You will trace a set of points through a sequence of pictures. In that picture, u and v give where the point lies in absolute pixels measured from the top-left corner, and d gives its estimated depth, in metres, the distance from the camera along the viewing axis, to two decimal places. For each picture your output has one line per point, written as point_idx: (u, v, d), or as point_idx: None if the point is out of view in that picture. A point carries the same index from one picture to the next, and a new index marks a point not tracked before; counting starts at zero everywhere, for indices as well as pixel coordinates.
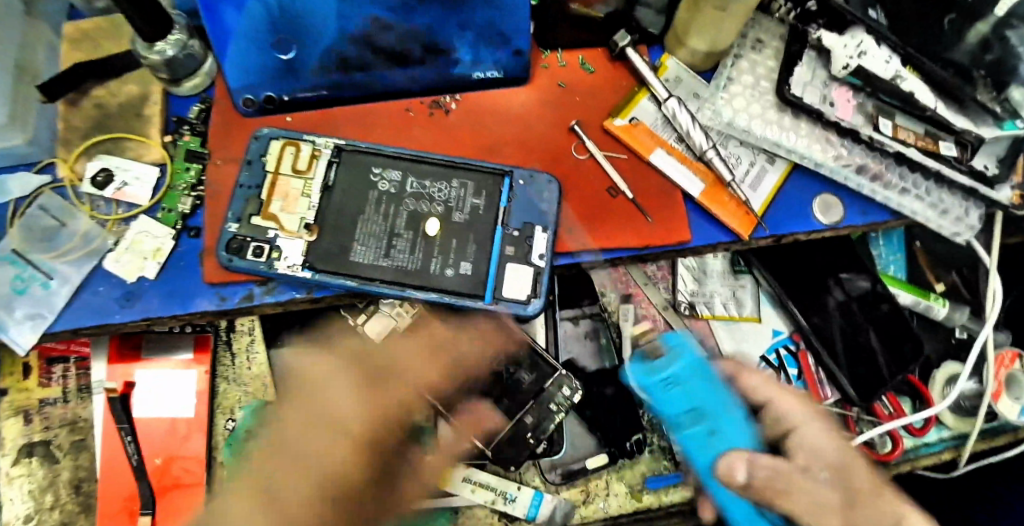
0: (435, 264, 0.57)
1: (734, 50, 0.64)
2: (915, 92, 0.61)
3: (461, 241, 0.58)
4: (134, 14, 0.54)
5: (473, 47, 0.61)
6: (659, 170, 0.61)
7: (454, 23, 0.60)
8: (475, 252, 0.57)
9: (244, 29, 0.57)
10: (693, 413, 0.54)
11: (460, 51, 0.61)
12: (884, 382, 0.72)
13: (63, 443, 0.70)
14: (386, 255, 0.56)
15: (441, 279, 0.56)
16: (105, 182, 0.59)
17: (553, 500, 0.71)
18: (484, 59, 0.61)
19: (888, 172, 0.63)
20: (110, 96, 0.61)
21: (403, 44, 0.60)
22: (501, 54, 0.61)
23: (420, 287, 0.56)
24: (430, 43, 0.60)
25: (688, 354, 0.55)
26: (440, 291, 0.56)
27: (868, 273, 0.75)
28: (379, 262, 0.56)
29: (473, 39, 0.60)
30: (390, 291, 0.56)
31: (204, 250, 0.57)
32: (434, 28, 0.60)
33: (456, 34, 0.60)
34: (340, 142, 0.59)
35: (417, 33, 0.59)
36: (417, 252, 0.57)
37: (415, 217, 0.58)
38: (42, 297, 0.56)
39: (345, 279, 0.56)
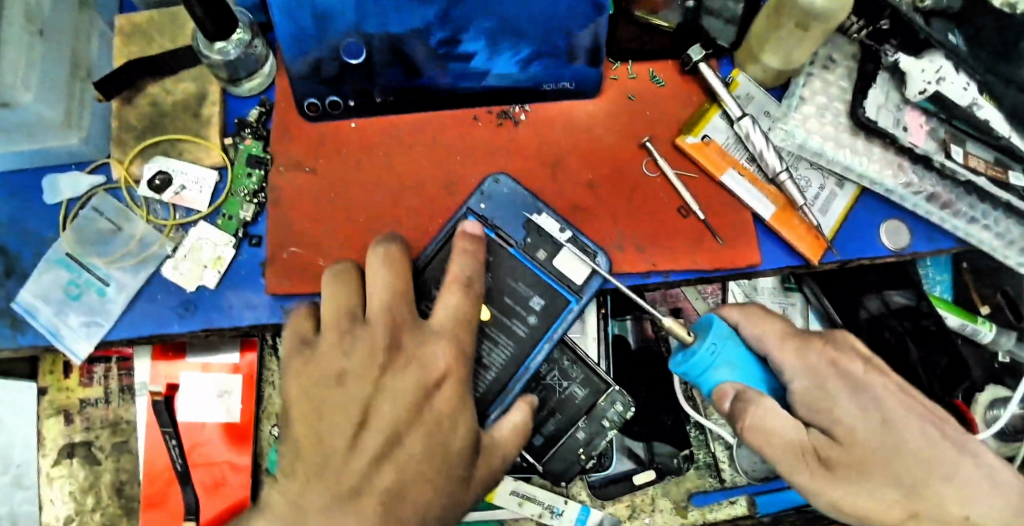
0: (519, 327, 0.54)
1: (808, 68, 0.63)
2: (991, 121, 0.60)
3: (509, 292, 0.54)
4: (205, 17, 0.51)
5: (490, 37, 0.55)
6: (729, 190, 0.60)
7: (462, 13, 0.54)
8: (535, 284, 0.55)
9: (293, 35, 0.53)
10: (715, 375, 0.53)
11: (476, 45, 0.55)
12: (926, 393, 0.70)
13: (103, 444, 0.70)
14: (477, 365, 0.54)
15: (534, 330, 0.54)
16: (163, 185, 0.57)
17: (599, 513, 0.73)
18: (504, 53, 0.56)
19: (959, 201, 0.62)
20: (165, 93, 0.59)
21: (417, 32, 0.54)
22: (523, 48, 0.56)
23: (533, 352, 0.54)
24: (449, 31, 0.54)
25: (719, 332, 0.53)
26: (549, 337, 0.54)
27: (914, 289, 0.73)
28: (488, 360, 0.54)
29: (493, 28, 0.54)
30: (497, 405, 0.54)
31: (266, 260, 0.56)
32: (450, 17, 0.54)
33: (470, 22, 0.54)
34: (422, 260, 0.54)
35: (436, 22, 0.54)
36: (502, 337, 0.54)
37: (494, 304, 0.54)
38: (98, 304, 0.55)
39: (493, 413, 0.54)
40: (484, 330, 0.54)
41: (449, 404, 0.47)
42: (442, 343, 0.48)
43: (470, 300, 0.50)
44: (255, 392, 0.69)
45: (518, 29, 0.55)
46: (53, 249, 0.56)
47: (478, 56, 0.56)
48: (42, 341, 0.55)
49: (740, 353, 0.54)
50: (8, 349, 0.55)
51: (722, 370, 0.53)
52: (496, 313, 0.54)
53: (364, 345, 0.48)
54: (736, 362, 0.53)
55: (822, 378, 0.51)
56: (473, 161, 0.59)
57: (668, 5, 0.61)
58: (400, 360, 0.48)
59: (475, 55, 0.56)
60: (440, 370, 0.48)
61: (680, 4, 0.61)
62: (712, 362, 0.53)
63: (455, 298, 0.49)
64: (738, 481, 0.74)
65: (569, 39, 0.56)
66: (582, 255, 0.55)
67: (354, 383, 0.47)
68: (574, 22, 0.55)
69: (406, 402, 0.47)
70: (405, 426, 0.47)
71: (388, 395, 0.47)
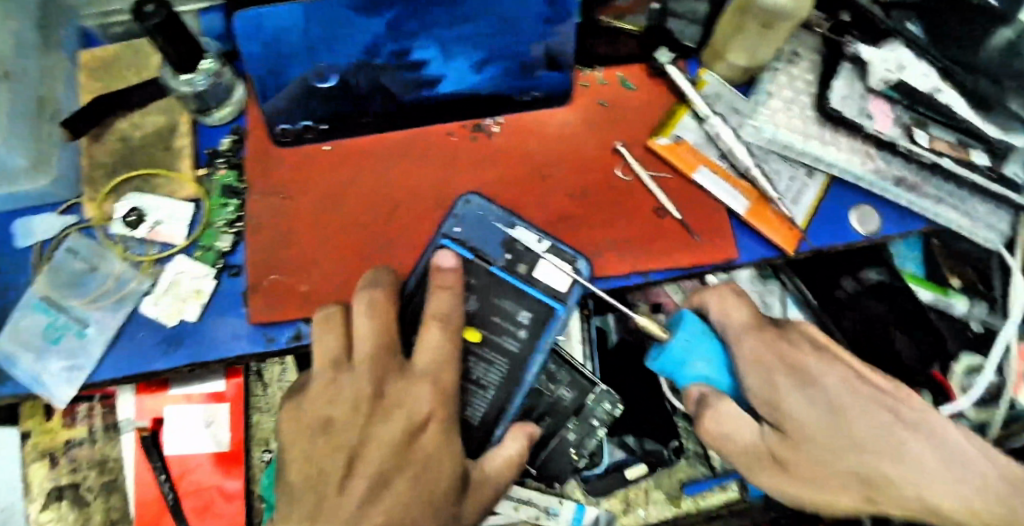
0: (510, 342, 0.55)
1: (773, 63, 0.63)
2: (952, 105, 0.63)
3: (496, 310, 0.55)
4: (166, 47, 0.50)
5: (442, 45, 0.52)
6: (702, 188, 0.61)
7: (418, 23, 0.50)
8: (523, 298, 0.54)
9: (257, 63, 0.50)
10: (688, 372, 0.56)
11: (428, 52, 0.52)
12: (910, 368, 0.71)
13: (91, 486, 0.68)
14: (476, 385, 0.55)
15: (526, 345, 0.54)
16: (136, 222, 0.57)
17: (594, 511, 0.71)
18: (457, 58, 0.53)
19: (925, 183, 0.63)
20: (134, 128, 0.59)
21: (369, 49, 0.51)
22: (475, 53, 0.53)
23: (527, 367, 0.54)
24: (399, 44, 0.51)
25: (690, 333, 0.55)
26: (543, 348, 0.55)
27: (884, 266, 0.75)
28: (484, 378, 0.55)
29: (449, 37, 0.51)
30: (500, 422, 0.55)
31: (246, 290, 0.55)
32: (401, 27, 0.49)
33: (424, 31, 0.50)
34: (413, 284, 0.55)
35: (384, 34, 0.50)
36: (496, 356, 0.54)
37: (483, 323, 0.55)
38: (78, 347, 0.54)
39: (498, 429, 0.55)
40: (474, 351, 0.55)
41: (432, 442, 0.49)
42: (423, 388, 0.49)
43: (451, 332, 0.51)
44: (242, 420, 0.68)
45: (474, 35, 0.52)
46: (29, 294, 0.56)
47: (432, 63, 0.53)
48: (23, 390, 0.54)
49: (716, 349, 0.56)
50: None
51: (694, 366, 0.56)
52: (488, 331, 0.55)
53: (350, 394, 0.49)
54: (706, 360, 0.56)
55: (768, 372, 0.53)
56: (450, 176, 0.59)
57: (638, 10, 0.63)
58: (385, 408, 0.49)
59: (428, 62, 0.53)
60: (425, 413, 0.49)
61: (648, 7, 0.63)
62: (684, 358, 0.55)
63: (435, 336, 0.50)
64: (727, 468, 0.73)
65: (528, 43, 0.53)
66: (563, 262, 0.55)
67: (340, 430, 0.48)
68: (529, 22, 0.52)
69: (395, 436, 0.48)
70: (394, 469, 0.47)
71: (375, 440, 0.48)
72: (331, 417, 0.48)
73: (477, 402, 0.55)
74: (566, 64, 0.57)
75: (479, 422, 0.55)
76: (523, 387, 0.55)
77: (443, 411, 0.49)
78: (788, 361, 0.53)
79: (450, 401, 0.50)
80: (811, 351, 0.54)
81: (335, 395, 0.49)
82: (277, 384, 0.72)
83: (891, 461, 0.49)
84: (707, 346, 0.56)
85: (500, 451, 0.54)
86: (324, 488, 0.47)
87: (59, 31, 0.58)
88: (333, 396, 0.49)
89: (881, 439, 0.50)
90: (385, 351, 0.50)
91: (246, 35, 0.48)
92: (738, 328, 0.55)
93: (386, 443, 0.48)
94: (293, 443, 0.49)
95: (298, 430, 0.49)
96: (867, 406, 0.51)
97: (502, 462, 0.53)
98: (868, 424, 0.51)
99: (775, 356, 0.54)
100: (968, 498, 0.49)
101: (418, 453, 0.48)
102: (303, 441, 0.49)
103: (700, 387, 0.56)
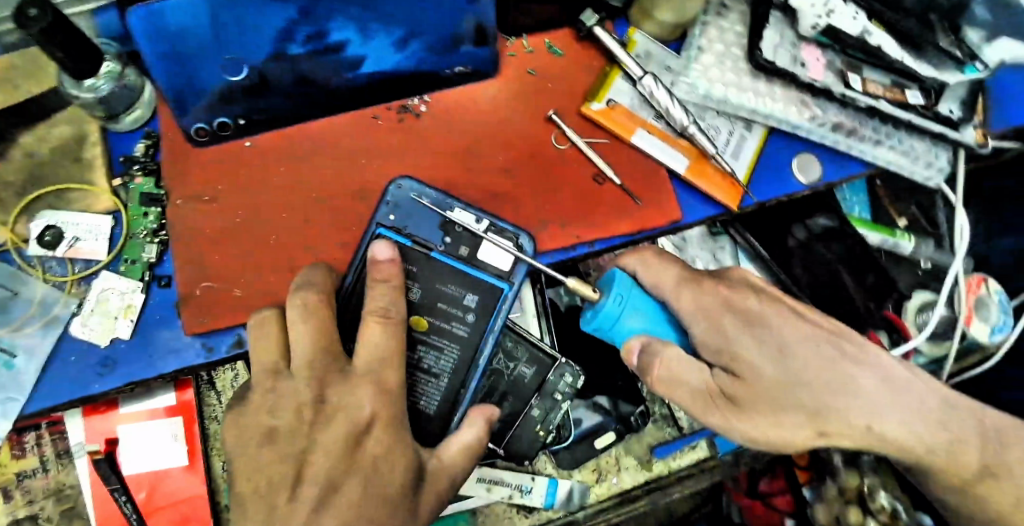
0: (458, 327, 0.54)
1: (701, 16, 0.62)
2: (883, 46, 0.62)
3: (440, 296, 0.53)
4: (60, 51, 0.47)
5: (359, 23, 0.49)
6: (641, 151, 0.60)
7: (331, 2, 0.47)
8: (469, 281, 0.54)
9: (161, 58, 0.47)
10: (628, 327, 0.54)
11: (346, 33, 0.50)
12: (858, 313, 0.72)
13: (50, 515, 0.67)
14: (427, 375, 0.53)
15: (474, 328, 0.54)
16: (55, 240, 0.54)
17: (567, 483, 0.71)
18: (378, 36, 0.51)
19: (863, 126, 0.63)
20: (39, 142, 0.55)
21: (284, 33, 0.48)
22: (396, 29, 0.51)
23: (479, 351, 0.54)
24: (313, 27, 0.48)
25: (623, 288, 0.53)
26: (492, 329, 0.54)
27: (834, 211, 0.75)
28: (435, 367, 0.54)
29: (359, 13, 0.49)
30: (456, 410, 0.54)
31: (179, 301, 0.53)
32: (313, 10, 0.47)
33: (336, 10, 0.48)
34: (353, 278, 0.53)
35: (299, 17, 0.47)
36: (445, 342, 0.53)
37: (429, 309, 0.53)
38: (6, 378, 0.52)
39: (454, 417, 0.54)
40: (423, 340, 0.53)
41: (379, 443, 0.48)
42: (365, 387, 0.48)
43: (390, 327, 0.50)
44: (199, 432, 0.67)
45: (393, 10, 0.49)
46: None
47: (352, 43, 0.51)
48: None
49: (648, 301, 0.55)
50: None
51: (630, 321, 0.54)
52: (433, 318, 0.53)
53: (290, 401, 0.47)
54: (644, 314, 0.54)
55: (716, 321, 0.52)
56: (381, 162, 0.57)
57: None
58: (328, 412, 0.47)
59: (348, 42, 0.50)
60: (367, 414, 0.47)
61: None
62: (618, 315, 0.53)
63: (374, 334, 0.49)
64: (695, 427, 0.73)
65: (455, 16, 0.51)
66: (504, 239, 0.54)
67: (284, 438, 0.47)
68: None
69: (341, 436, 0.47)
70: (341, 473, 0.46)
71: (319, 444, 0.46)
72: (273, 424, 0.47)
73: (430, 391, 0.54)
74: (491, 39, 0.55)
75: (436, 408, 0.54)
76: (475, 371, 0.54)
77: (386, 409, 0.48)
78: (734, 304, 0.52)
79: (394, 397, 0.49)
80: (754, 296, 0.53)
81: (276, 404, 0.47)
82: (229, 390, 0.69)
83: (839, 397, 0.50)
84: (639, 299, 0.54)
85: (456, 438, 0.52)
86: (272, 497, 0.45)
87: None
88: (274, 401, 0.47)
89: (830, 376, 0.50)
90: (325, 352, 0.48)
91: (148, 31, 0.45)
92: (676, 283, 0.54)
93: (332, 449, 0.46)
94: (238, 454, 0.48)
95: (240, 438, 0.48)
96: (810, 341, 0.51)
97: (457, 449, 0.52)
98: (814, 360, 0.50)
99: (719, 302, 0.52)
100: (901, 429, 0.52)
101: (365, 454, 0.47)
102: (248, 449, 0.47)
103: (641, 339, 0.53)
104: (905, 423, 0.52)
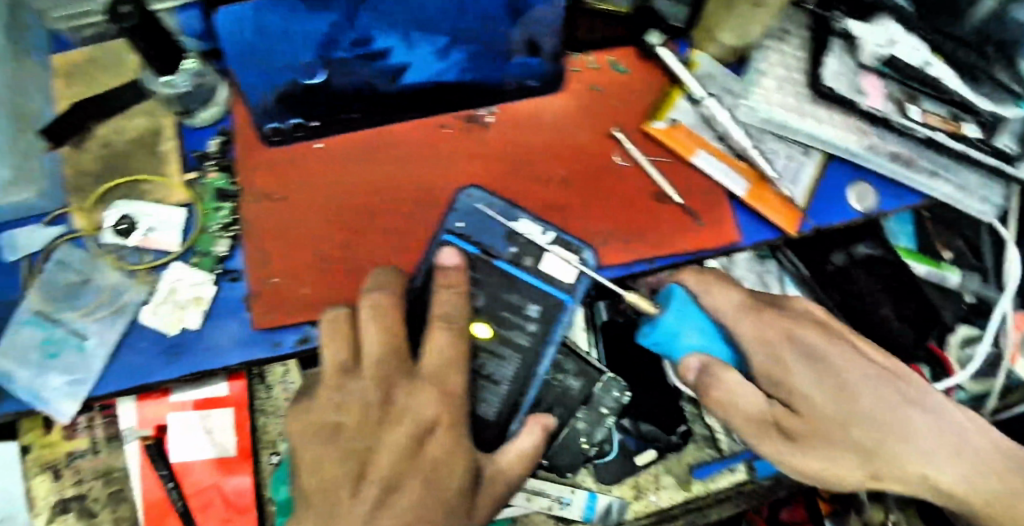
0: (520, 337, 0.55)
1: (763, 41, 0.63)
2: (942, 78, 0.62)
3: (505, 305, 0.55)
4: (152, 51, 0.49)
5: (403, 31, 0.49)
6: (701, 171, 0.60)
7: (373, 11, 0.47)
8: (534, 291, 0.55)
9: (247, 70, 0.49)
10: (684, 342, 0.55)
11: (390, 40, 0.50)
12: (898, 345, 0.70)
13: (97, 497, 0.68)
14: (488, 381, 0.55)
15: (536, 338, 0.55)
16: (129, 230, 0.56)
17: (606, 497, 0.72)
18: (421, 45, 0.51)
19: (920, 157, 0.63)
20: (116, 134, 0.57)
21: (328, 39, 0.48)
22: (439, 38, 0.51)
23: (539, 361, 0.55)
24: (359, 33, 0.48)
25: (679, 302, 0.55)
26: (555, 339, 0.55)
27: (878, 238, 0.74)
28: (496, 376, 0.55)
29: (401, 21, 0.48)
30: (515, 417, 0.55)
31: (249, 295, 0.55)
32: (357, 19, 0.47)
33: (380, 19, 0.48)
34: (420, 281, 0.55)
35: (343, 22, 0.47)
36: (507, 351, 0.55)
37: (494, 317, 0.55)
38: (77, 361, 0.53)
39: (513, 424, 0.55)
40: (485, 348, 0.55)
41: (440, 447, 0.48)
42: (429, 391, 0.49)
43: (455, 334, 0.50)
44: (250, 426, 0.68)
45: (437, 21, 0.49)
46: (21, 310, 0.54)
47: (395, 51, 0.50)
48: (25, 407, 0.53)
49: (706, 320, 0.56)
50: None
51: (687, 337, 0.55)
52: (497, 326, 0.55)
53: (357, 398, 0.48)
54: (698, 329, 0.55)
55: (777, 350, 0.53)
56: (446, 170, 0.58)
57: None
58: (394, 413, 0.48)
59: (392, 51, 0.50)
60: (430, 417, 0.48)
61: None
62: (675, 330, 0.55)
63: (441, 338, 0.50)
64: (735, 449, 0.74)
65: (501, 28, 0.51)
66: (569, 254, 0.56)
67: (349, 434, 0.48)
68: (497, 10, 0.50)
69: (405, 441, 0.48)
70: (403, 474, 0.47)
71: (384, 445, 0.47)
72: (340, 422, 0.48)
73: (490, 398, 0.55)
74: (545, 51, 0.55)
75: (495, 417, 0.55)
76: (535, 381, 0.55)
77: (448, 413, 0.49)
78: (797, 337, 0.53)
79: (457, 402, 0.50)
80: (817, 330, 0.54)
81: (346, 403, 0.48)
82: (280, 385, 0.71)
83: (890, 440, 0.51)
84: (696, 316, 0.56)
85: (513, 446, 0.54)
86: (336, 494, 0.46)
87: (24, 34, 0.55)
88: (342, 400, 0.48)
89: (885, 418, 0.52)
90: (393, 354, 0.50)
91: (237, 52, 0.47)
92: (737, 309, 0.54)
93: (395, 451, 0.47)
94: (302, 450, 0.49)
95: (304, 433, 0.49)
96: (867, 379, 0.53)
97: (514, 455, 0.54)
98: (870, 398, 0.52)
99: (782, 333, 0.53)
100: (963, 466, 0.52)
101: (426, 457, 0.48)
102: (311, 445, 0.48)
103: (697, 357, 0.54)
104: (956, 464, 0.52)
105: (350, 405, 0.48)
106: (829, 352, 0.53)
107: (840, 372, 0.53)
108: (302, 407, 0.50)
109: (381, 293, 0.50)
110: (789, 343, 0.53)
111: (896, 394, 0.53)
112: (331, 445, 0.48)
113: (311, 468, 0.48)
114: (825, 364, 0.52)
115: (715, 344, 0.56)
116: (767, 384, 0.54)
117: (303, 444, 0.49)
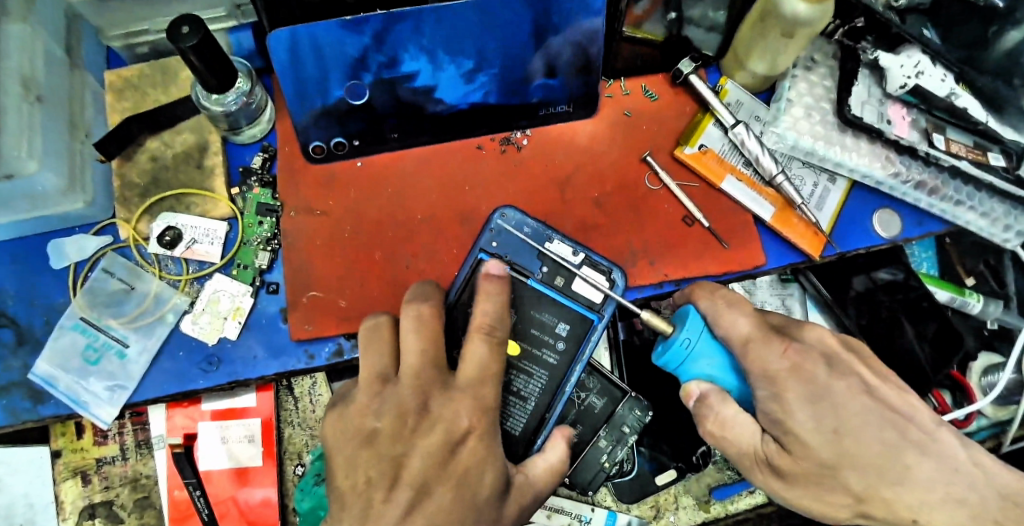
0: (549, 355, 0.56)
1: (791, 70, 0.64)
2: (969, 108, 0.62)
3: (535, 323, 0.56)
4: (207, 70, 0.50)
5: (428, 53, 0.54)
6: (730, 196, 0.62)
7: (404, 33, 0.52)
8: (563, 311, 0.56)
9: (292, 85, 0.54)
10: (695, 366, 0.53)
11: (417, 63, 0.54)
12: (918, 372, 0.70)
13: (125, 502, 0.69)
14: (516, 397, 0.56)
15: (563, 357, 0.56)
16: (174, 241, 0.58)
17: (626, 516, 0.74)
18: (447, 67, 0.55)
19: (945, 186, 0.64)
20: (164, 147, 0.59)
21: (359, 61, 0.53)
22: (464, 60, 0.55)
23: (567, 379, 0.56)
24: (387, 55, 0.53)
25: (696, 326, 0.53)
26: (583, 357, 0.56)
27: (901, 265, 0.73)
28: (525, 394, 0.56)
29: (427, 45, 0.53)
30: (541, 432, 0.56)
31: (287, 306, 0.57)
32: (387, 40, 0.53)
33: (410, 42, 0.53)
34: (452, 298, 0.56)
35: (372, 45, 0.53)
36: (535, 369, 0.56)
37: (525, 335, 0.56)
38: (121, 367, 0.56)
39: (538, 441, 0.56)
40: (516, 364, 0.56)
41: (472, 453, 0.49)
42: (462, 401, 0.49)
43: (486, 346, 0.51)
44: (275, 437, 0.68)
45: (461, 44, 0.54)
46: (68, 315, 0.56)
47: (421, 74, 0.55)
48: (64, 410, 0.55)
49: (721, 348, 0.53)
50: (31, 422, 0.55)
51: (699, 364, 0.53)
52: (527, 343, 0.56)
53: (392, 407, 0.49)
54: (708, 359, 0.53)
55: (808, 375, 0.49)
56: (481, 187, 0.60)
57: (653, 19, 0.59)
58: (429, 421, 0.49)
59: (419, 73, 0.55)
60: (463, 427, 0.49)
61: (663, 18, 0.60)
62: (688, 355, 0.53)
63: (480, 348, 0.50)
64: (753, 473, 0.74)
65: (524, 46, 0.55)
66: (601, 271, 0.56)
67: (385, 441, 0.48)
68: (518, 23, 0.54)
69: (439, 450, 0.48)
70: (435, 480, 0.48)
71: (418, 451, 0.48)
72: (373, 427, 0.49)
73: (517, 414, 0.56)
74: (563, 70, 0.58)
75: (524, 432, 0.56)
76: (561, 399, 0.56)
77: (481, 424, 0.49)
78: (802, 371, 0.49)
79: (491, 412, 0.50)
80: (854, 368, 0.50)
81: (382, 408, 0.49)
82: (308, 398, 0.71)
83: (891, 484, 0.48)
84: (711, 342, 0.53)
85: (541, 459, 0.54)
86: (370, 500, 0.47)
87: (83, 51, 0.58)
88: (378, 407, 0.49)
89: (918, 445, 0.49)
90: (430, 365, 0.50)
91: (284, 65, 0.52)
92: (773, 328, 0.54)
93: (430, 460, 0.48)
94: (338, 454, 0.50)
95: (340, 439, 0.50)
96: (872, 418, 0.49)
97: (543, 468, 0.54)
98: (875, 446, 0.48)
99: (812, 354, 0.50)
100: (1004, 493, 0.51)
101: (458, 465, 0.48)
102: (348, 449, 0.49)
103: (701, 386, 0.52)
104: None
105: (384, 411, 0.49)
106: (833, 389, 0.49)
107: (875, 394, 0.50)
108: (337, 415, 0.51)
109: (419, 304, 0.51)
110: (830, 365, 0.50)
111: (940, 420, 0.50)
112: (367, 452, 0.48)
113: (347, 473, 0.49)
114: (825, 407, 0.48)
115: (726, 376, 0.54)
116: (764, 418, 0.50)
117: (339, 453, 0.50)
